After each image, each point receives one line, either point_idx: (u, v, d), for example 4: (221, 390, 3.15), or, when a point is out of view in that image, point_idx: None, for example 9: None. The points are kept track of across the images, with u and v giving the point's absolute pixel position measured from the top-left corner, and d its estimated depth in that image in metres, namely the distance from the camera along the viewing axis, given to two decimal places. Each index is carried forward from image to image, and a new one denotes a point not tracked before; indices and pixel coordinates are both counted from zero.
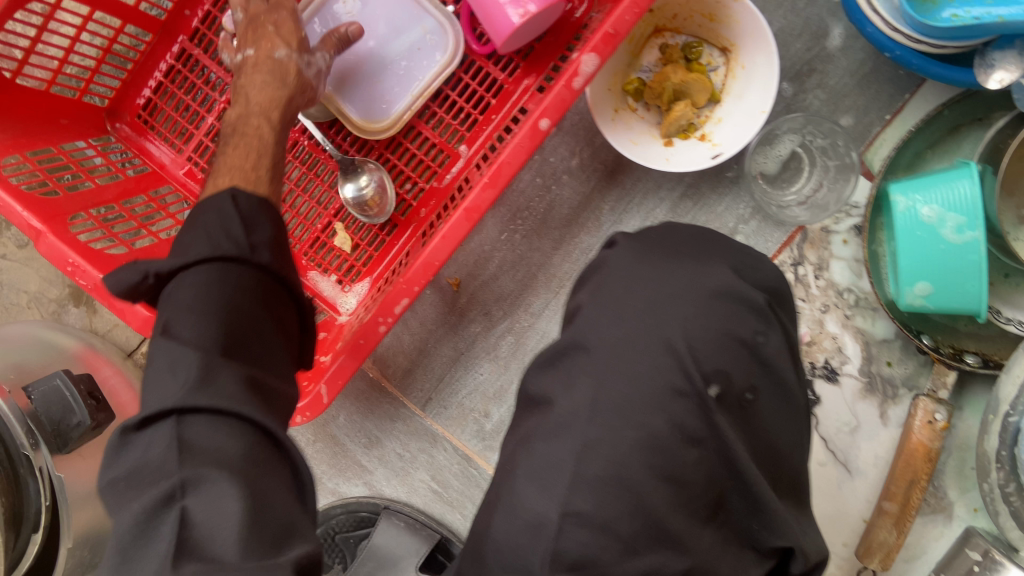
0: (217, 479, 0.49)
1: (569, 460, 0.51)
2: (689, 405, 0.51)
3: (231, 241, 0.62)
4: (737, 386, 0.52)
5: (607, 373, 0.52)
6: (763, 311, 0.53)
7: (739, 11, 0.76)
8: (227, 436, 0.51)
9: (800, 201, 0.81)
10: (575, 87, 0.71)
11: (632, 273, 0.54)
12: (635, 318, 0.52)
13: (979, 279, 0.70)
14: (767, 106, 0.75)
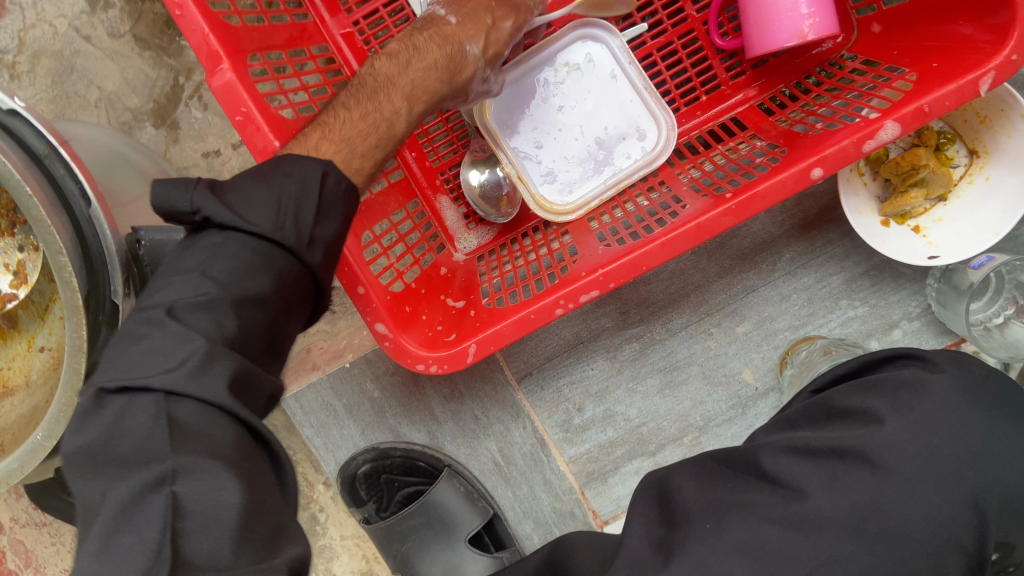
0: (210, 467, 0.39)
1: (807, 560, 0.48)
2: (963, 563, 0.48)
3: (297, 229, 0.49)
4: (1011, 557, 0.52)
5: (888, 500, 0.49)
6: None
7: (1017, 128, 0.72)
8: (217, 427, 0.41)
9: (979, 322, 0.80)
10: (863, 149, 0.66)
11: (957, 416, 0.51)
12: (944, 463, 0.50)
13: None
14: (1003, 229, 0.72)
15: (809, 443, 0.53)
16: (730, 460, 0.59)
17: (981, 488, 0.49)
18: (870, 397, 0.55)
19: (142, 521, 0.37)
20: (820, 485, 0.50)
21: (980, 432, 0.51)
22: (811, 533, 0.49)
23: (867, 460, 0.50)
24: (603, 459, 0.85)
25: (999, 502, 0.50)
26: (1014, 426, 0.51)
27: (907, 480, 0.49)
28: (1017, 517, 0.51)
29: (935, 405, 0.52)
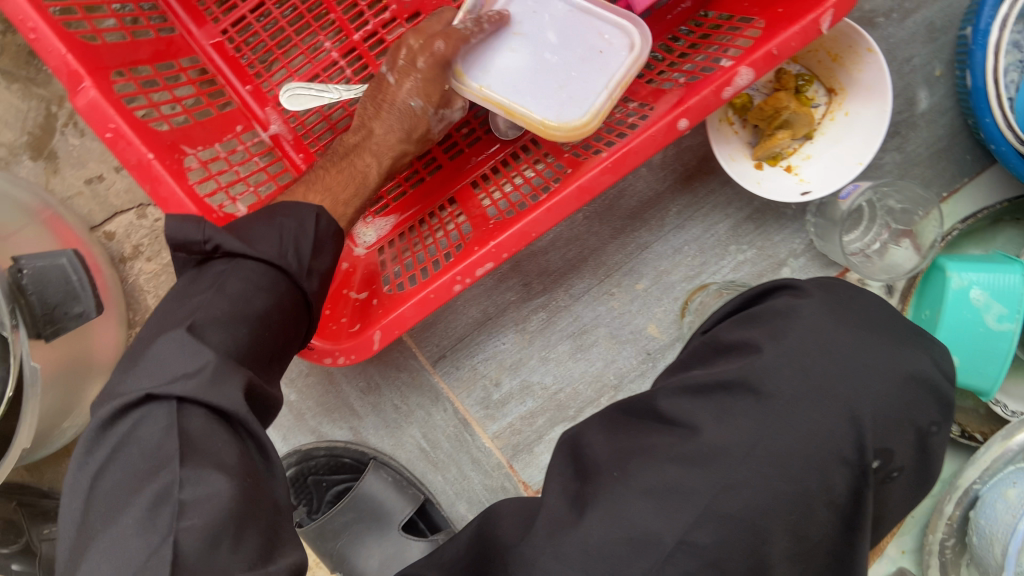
0: (214, 475, 0.42)
1: (705, 491, 0.51)
2: (847, 473, 0.52)
3: (297, 258, 0.58)
4: (892, 464, 0.55)
5: (770, 428, 0.52)
6: (945, 404, 0.55)
7: (866, 62, 0.76)
8: (224, 442, 0.44)
9: (858, 250, 0.84)
10: (722, 97, 0.69)
11: (825, 334, 0.55)
12: (818, 381, 0.53)
13: (1002, 365, 0.77)
14: (864, 158, 0.77)
15: (699, 382, 0.56)
16: (631, 408, 0.62)
17: (854, 402, 0.53)
18: (751, 329, 0.58)
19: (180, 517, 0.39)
20: (711, 419, 0.53)
21: (850, 347, 0.54)
22: (709, 466, 0.51)
23: (750, 389, 0.54)
24: (525, 430, 0.87)
25: (872, 411, 0.53)
26: (882, 337, 0.56)
27: (787, 402, 0.52)
28: (892, 424, 0.54)
29: (805, 327, 0.55)
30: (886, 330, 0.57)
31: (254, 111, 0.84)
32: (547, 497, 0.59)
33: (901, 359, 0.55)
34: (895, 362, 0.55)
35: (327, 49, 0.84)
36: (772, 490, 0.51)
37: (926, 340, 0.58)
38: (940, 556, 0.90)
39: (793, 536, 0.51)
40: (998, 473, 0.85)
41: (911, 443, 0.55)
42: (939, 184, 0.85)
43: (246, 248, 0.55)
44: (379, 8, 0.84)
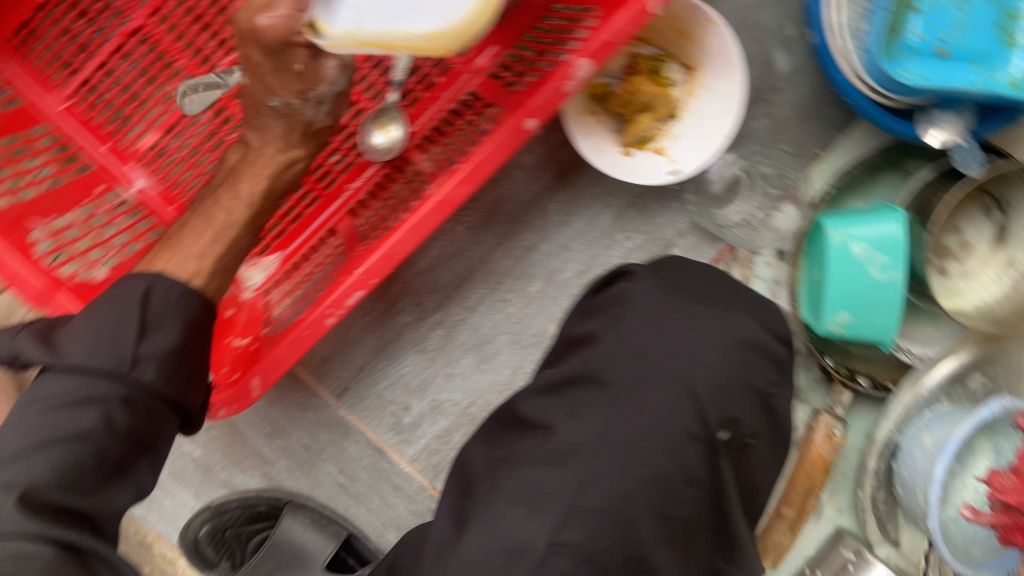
0: (33, 563, 0.50)
1: (568, 489, 0.53)
2: (698, 448, 0.55)
3: (116, 355, 0.56)
4: (744, 431, 0.59)
5: (617, 412, 0.55)
6: (778, 362, 0.60)
7: (712, 34, 0.76)
8: (33, 550, 0.51)
9: (741, 221, 0.86)
10: (566, 91, 0.69)
11: (657, 312, 0.58)
12: (654, 361, 0.56)
13: (891, 314, 0.78)
14: (728, 130, 0.77)
15: (550, 380, 0.59)
16: (502, 419, 0.61)
17: (690, 376, 0.56)
18: (591, 320, 0.61)
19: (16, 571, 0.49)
20: (564, 416, 0.56)
21: (679, 322, 0.58)
22: (564, 463, 0.54)
23: (593, 380, 0.56)
24: (442, 449, 0.86)
25: (708, 383, 0.56)
26: (710, 307, 0.59)
27: (628, 386, 0.56)
28: (730, 392, 0.57)
29: (637, 309, 0.59)
30: (711, 299, 0.60)
31: (115, 171, 0.83)
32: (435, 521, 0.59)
33: (732, 326, 0.59)
34: (726, 331, 0.58)
35: (179, 96, 0.82)
36: (632, 477, 0.53)
37: (757, 304, 0.62)
38: (874, 509, 0.90)
39: (659, 516, 0.54)
40: (914, 420, 0.84)
41: (757, 407, 0.59)
42: (813, 142, 0.85)
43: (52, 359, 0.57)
44: (224, 47, 0.81)
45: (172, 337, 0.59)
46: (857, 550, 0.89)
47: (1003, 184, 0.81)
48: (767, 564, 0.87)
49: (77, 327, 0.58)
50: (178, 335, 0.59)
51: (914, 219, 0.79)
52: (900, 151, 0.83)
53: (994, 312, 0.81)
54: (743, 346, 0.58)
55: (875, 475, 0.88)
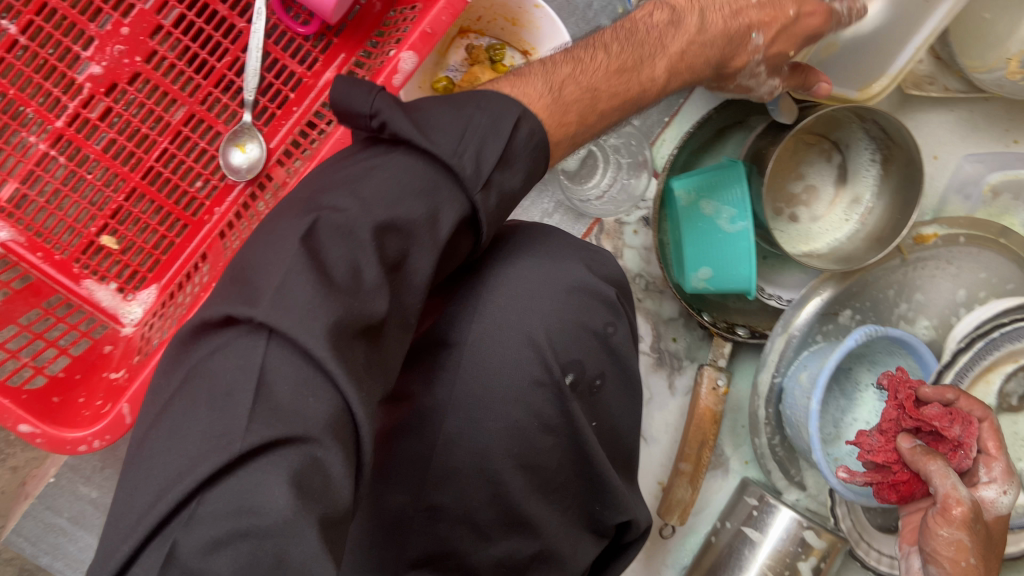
0: (281, 474, 0.33)
1: (432, 450, 0.53)
2: (548, 395, 0.54)
3: (461, 159, 0.44)
4: (590, 373, 0.57)
5: (463, 373, 0.54)
6: (612, 303, 0.58)
7: (539, 19, 0.79)
8: (309, 401, 0.35)
9: (599, 195, 0.88)
10: (396, 85, 0.71)
11: (488, 269, 0.56)
12: (489, 315, 0.54)
13: (750, 262, 0.79)
14: None
15: None
16: None
17: (527, 325, 0.54)
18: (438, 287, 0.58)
19: (274, 460, 0.34)
20: (420, 383, 0.54)
21: (515, 277, 0.55)
22: (421, 430, 0.53)
23: (439, 342, 0.55)
24: None
25: (545, 327, 0.54)
26: (536, 253, 0.57)
27: (469, 344, 0.54)
28: (570, 335, 0.55)
29: (468, 272, 0.56)
30: (540, 246, 0.58)
31: None
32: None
33: (562, 270, 0.57)
34: (555, 277, 0.56)
35: (34, 143, 0.82)
36: (485, 431, 0.53)
37: (587, 251, 0.60)
38: (774, 456, 0.92)
39: (523, 467, 0.54)
40: (793, 361, 0.87)
41: (597, 347, 0.57)
42: (662, 111, 0.88)
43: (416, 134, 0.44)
44: (74, 90, 0.83)
45: (518, 181, 0.47)
46: (760, 496, 0.90)
47: (837, 127, 0.86)
48: (674, 521, 0.87)
49: (432, 120, 0.45)
50: (523, 182, 0.48)
51: (753, 170, 0.82)
52: (742, 110, 0.87)
53: (845, 249, 0.87)
54: (574, 290, 0.56)
55: (767, 422, 0.90)
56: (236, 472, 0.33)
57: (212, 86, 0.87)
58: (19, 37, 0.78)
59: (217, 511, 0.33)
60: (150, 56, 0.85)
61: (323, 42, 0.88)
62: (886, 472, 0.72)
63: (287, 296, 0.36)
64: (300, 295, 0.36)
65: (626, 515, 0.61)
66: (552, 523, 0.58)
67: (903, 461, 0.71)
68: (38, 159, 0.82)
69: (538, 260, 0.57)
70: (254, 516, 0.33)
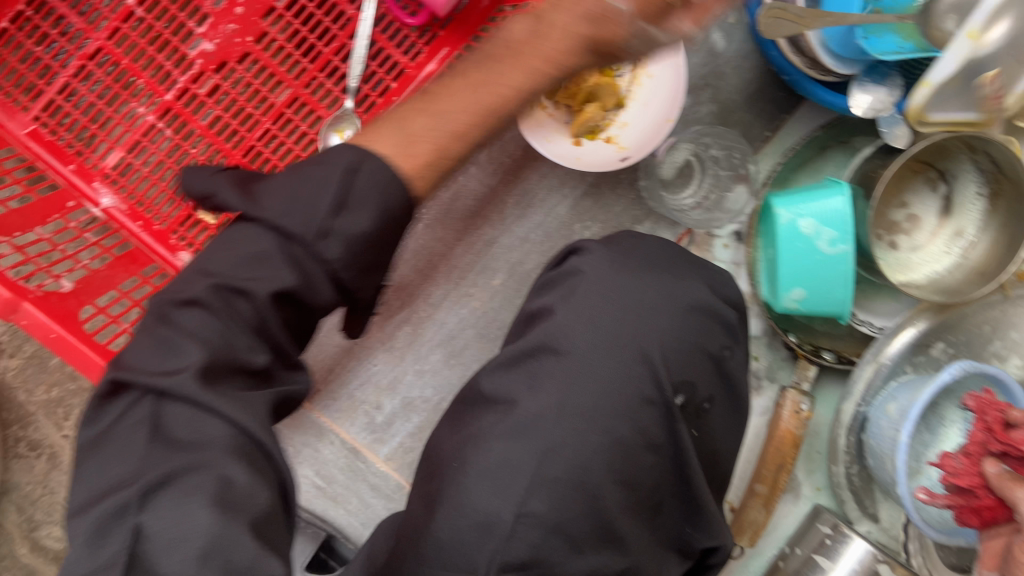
0: (201, 498, 0.46)
1: (530, 461, 0.54)
2: (655, 413, 0.57)
3: (308, 218, 0.55)
4: (699, 396, 0.59)
5: (577, 378, 0.56)
6: (731, 328, 0.61)
7: None
8: (220, 421, 0.50)
9: (695, 205, 0.86)
10: None
11: (609, 283, 0.59)
12: (606, 328, 0.57)
13: (847, 287, 0.79)
14: (672, 115, 0.79)
15: (510, 355, 0.60)
16: (468, 400, 0.64)
17: (643, 341, 0.57)
18: (545, 296, 0.61)
19: (185, 485, 0.47)
20: (525, 390, 0.57)
21: (627, 287, 0.59)
22: (527, 436, 0.55)
23: (550, 349, 0.57)
24: (416, 446, 0.87)
25: (660, 345, 0.57)
26: (658, 272, 0.60)
27: (583, 355, 0.56)
28: (685, 356, 0.58)
29: (589, 282, 0.59)
30: (660, 265, 0.61)
31: (81, 189, 0.85)
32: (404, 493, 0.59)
33: (680, 291, 0.59)
34: (675, 295, 0.59)
35: (142, 114, 0.86)
36: (590, 442, 0.55)
37: (707, 270, 0.63)
38: (849, 484, 0.90)
39: (623, 483, 0.56)
40: (880, 391, 0.85)
41: (710, 370, 0.60)
42: (764, 125, 0.87)
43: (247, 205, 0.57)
44: (185, 65, 0.86)
45: (365, 222, 0.56)
46: (833, 524, 0.88)
47: (947, 157, 0.83)
48: (743, 542, 0.87)
49: (270, 188, 0.58)
50: (372, 223, 0.57)
51: (859, 194, 0.80)
52: (845, 130, 0.85)
53: (945, 282, 0.83)
54: (691, 311, 0.59)
55: (847, 450, 0.88)
56: (167, 491, 0.47)
57: (319, 71, 0.87)
58: (135, 9, 0.84)
59: (124, 528, 0.46)
60: (260, 37, 0.86)
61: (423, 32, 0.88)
62: (969, 496, 0.69)
63: (170, 358, 0.52)
64: (182, 351, 0.52)
65: (716, 540, 0.60)
66: (645, 540, 0.58)
67: (988, 486, 0.68)
68: (146, 129, 0.86)
69: (656, 276, 0.60)
70: (185, 539, 0.45)
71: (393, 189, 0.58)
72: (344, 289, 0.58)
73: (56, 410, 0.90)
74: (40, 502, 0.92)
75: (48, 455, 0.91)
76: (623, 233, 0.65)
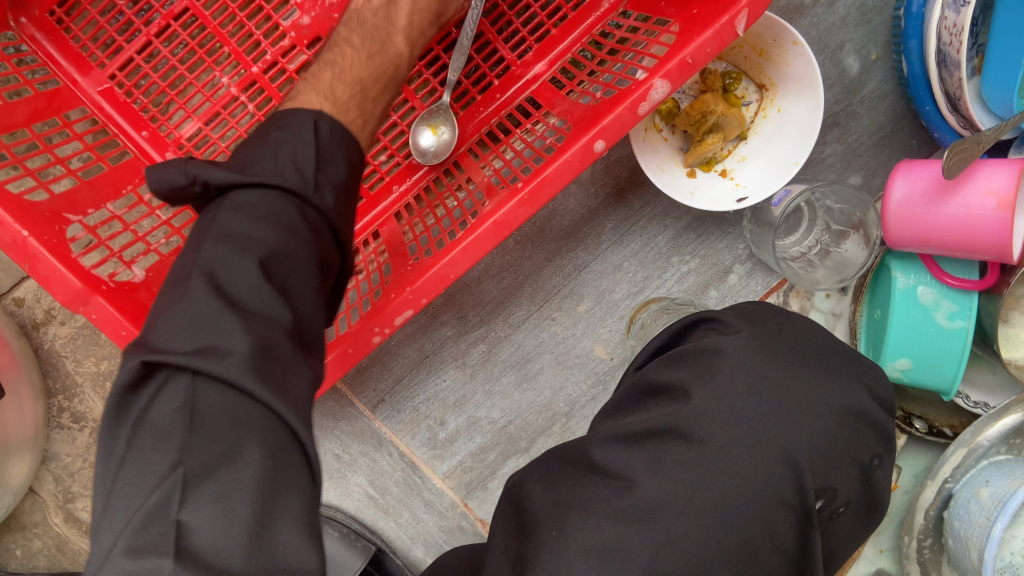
0: (245, 492, 0.34)
1: (646, 548, 0.48)
2: (791, 518, 0.50)
3: (299, 172, 0.49)
4: (837, 500, 0.54)
5: (715, 471, 0.50)
6: (884, 434, 0.55)
7: (791, 55, 0.72)
8: (250, 410, 0.36)
9: (800, 254, 0.82)
10: (639, 112, 0.63)
11: (756, 373, 0.52)
12: (751, 425, 0.51)
13: (958, 365, 0.73)
14: (801, 158, 0.72)
15: (632, 428, 0.53)
16: (565, 456, 0.56)
17: (790, 442, 0.51)
18: (676, 368, 0.55)
19: (229, 481, 0.34)
20: (646, 470, 0.50)
21: (777, 381, 0.52)
22: (646, 522, 0.48)
23: (682, 435, 0.51)
24: (477, 467, 0.83)
25: (809, 449, 0.51)
26: (815, 368, 0.54)
27: (721, 448, 0.50)
28: (831, 462, 0.52)
29: (733, 367, 0.52)
30: (817, 359, 0.55)
31: (153, 159, 0.80)
32: (490, 556, 0.55)
33: (838, 392, 0.53)
34: (828, 397, 0.53)
35: (224, 84, 0.80)
36: (715, 541, 0.48)
37: (862, 365, 0.56)
38: (918, 556, 0.86)
39: None
40: (970, 470, 0.81)
41: (856, 478, 0.54)
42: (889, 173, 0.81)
43: (237, 175, 0.47)
44: (276, 36, 0.80)
45: (342, 174, 0.53)
46: None
47: None
48: None
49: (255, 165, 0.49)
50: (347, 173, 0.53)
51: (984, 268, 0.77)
52: None
53: None
54: (847, 416, 0.53)
55: (924, 522, 0.84)
56: (205, 482, 0.34)
57: (422, 62, 0.80)
58: None
59: (160, 532, 0.32)
60: None
61: (527, 15, 0.80)
62: None
63: (207, 334, 0.38)
64: (226, 332, 0.38)
65: None
66: None
67: None
68: (227, 102, 0.80)
69: (807, 372, 0.53)
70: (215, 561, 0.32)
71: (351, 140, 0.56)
72: (338, 237, 0.51)
73: (105, 383, 0.87)
74: (79, 475, 0.89)
75: (91, 428, 0.88)
76: (771, 311, 0.58)
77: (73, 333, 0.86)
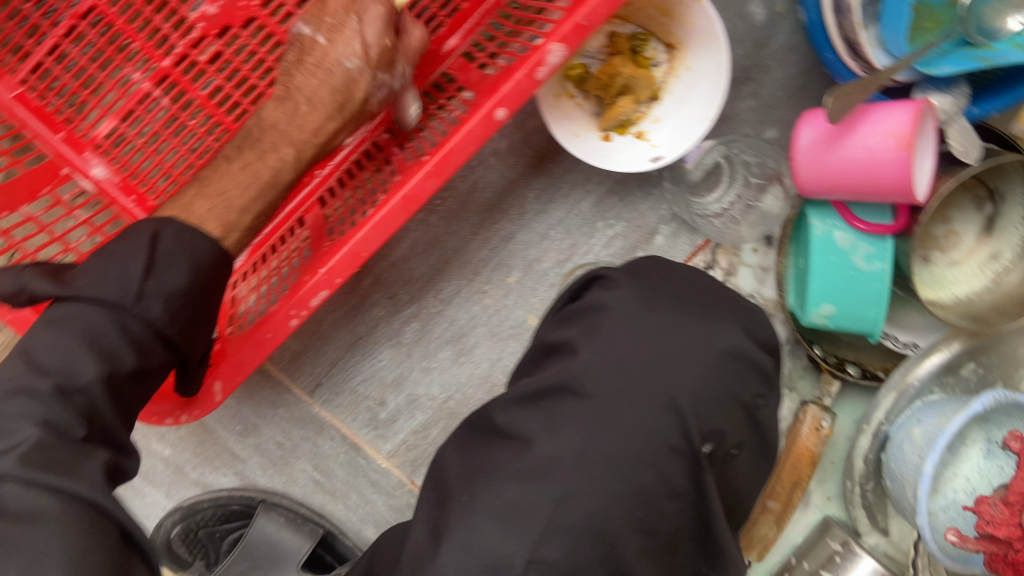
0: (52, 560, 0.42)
1: (545, 504, 0.48)
2: (683, 462, 0.51)
3: (123, 285, 0.53)
4: (728, 442, 0.55)
5: (603, 424, 0.50)
6: (767, 374, 0.57)
7: (694, 13, 0.73)
8: (42, 494, 0.44)
9: (721, 212, 0.82)
10: (537, 78, 0.64)
11: (637, 323, 0.54)
12: (632, 371, 0.52)
13: (879, 306, 0.73)
14: (711, 115, 0.73)
15: (526, 390, 0.54)
16: (477, 425, 0.57)
17: (673, 390, 0.52)
18: (567, 329, 0.57)
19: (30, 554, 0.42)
20: (542, 429, 0.51)
21: (664, 328, 0.54)
22: (545, 479, 0.49)
23: (571, 390, 0.52)
24: (420, 444, 0.83)
25: (691, 396, 0.52)
26: (693, 316, 0.55)
27: (608, 400, 0.51)
28: (717, 404, 0.53)
29: (617, 321, 0.54)
30: (693, 307, 0.56)
31: (71, 159, 0.80)
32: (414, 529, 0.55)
33: (715, 336, 0.55)
34: (708, 340, 0.54)
35: (137, 80, 0.79)
36: (610, 491, 0.49)
37: (744, 311, 0.58)
38: (863, 500, 0.87)
39: (643, 531, 0.49)
40: (904, 411, 0.82)
41: (743, 419, 0.55)
42: None
43: (60, 290, 0.53)
44: (185, 29, 0.79)
45: (183, 279, 0.55)
46: (843, 541, 0.86)
47: (999, 176, 0.76)
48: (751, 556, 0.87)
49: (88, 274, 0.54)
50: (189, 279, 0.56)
51: None
52: None
53: (972, 306, 0.78)
54: (725, 357, 0.54)
55: (864, 464, 0.85)
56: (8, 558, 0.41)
57: None
58: None
59: None
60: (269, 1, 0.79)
61: None
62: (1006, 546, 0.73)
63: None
64: (16, 434, 0.47)
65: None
66: None
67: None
68: (141, 98, 0.80)
69: (693, 319, 0.55)
70: None
71: (200, 245, 0.58)
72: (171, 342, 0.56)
73: None
74: None
75: None
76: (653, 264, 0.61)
77: (8, 340, 0.86)
